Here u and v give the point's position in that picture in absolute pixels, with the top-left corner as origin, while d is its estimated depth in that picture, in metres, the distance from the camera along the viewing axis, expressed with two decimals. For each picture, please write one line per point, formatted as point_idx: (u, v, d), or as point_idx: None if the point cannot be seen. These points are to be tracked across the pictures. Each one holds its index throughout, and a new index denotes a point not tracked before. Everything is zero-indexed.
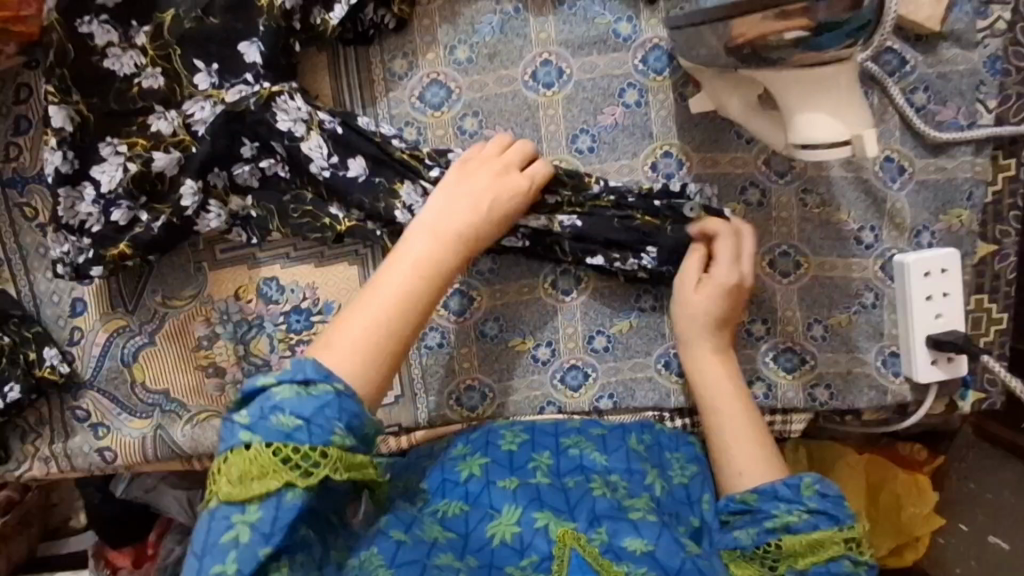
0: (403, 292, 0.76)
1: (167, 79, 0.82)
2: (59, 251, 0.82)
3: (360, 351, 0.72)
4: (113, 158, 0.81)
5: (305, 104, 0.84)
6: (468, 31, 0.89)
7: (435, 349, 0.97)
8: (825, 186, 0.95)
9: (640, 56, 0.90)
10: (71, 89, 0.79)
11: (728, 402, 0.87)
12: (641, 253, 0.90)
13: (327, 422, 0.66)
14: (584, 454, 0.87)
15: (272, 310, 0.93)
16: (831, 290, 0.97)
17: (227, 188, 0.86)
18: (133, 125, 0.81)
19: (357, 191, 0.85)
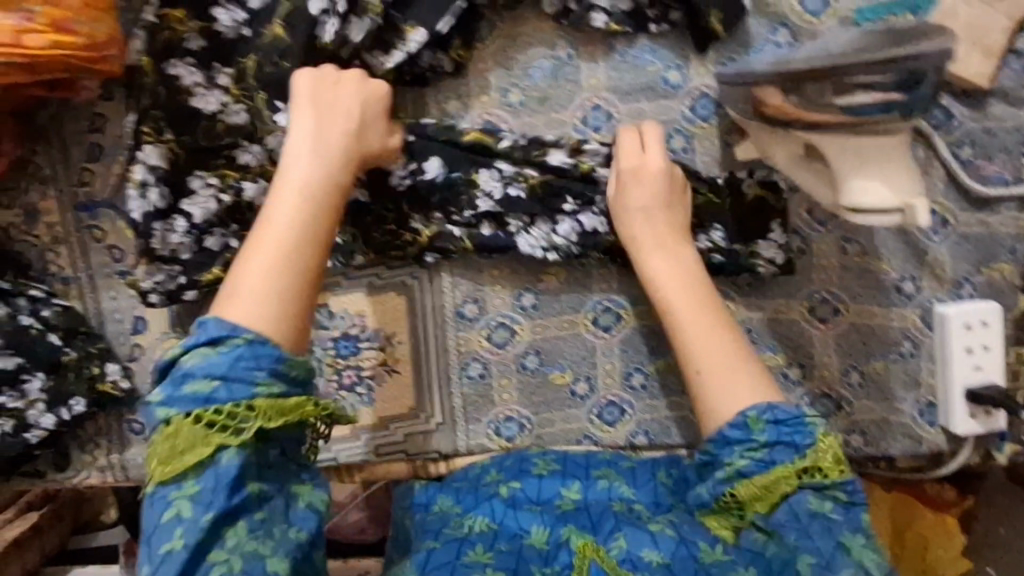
0: (293, 223, 0.72)
1: (250, 116, 0.85)
2: (150, 283, 0.86)
3: (272, 290, 0.68)
4: (205, 191, 0.85)
5: None
6: (521, 75, 0.92)
7: (477, 379, 1.00)
8: (867, 236, 0.96)
9: (687, 104, 0.93)
10: (165, 128, 0.83)
11: (700, 322, 0.82)
12: (707, 231, 0.93)
13: (247, 373, 0.63)
14: (613, 487, 0.88)
15: (322, 336, 0.98)
16: (869, 338, 0.98)
17: None
18: (221, 158, 0.85)
19: (438, 191, 0.91)
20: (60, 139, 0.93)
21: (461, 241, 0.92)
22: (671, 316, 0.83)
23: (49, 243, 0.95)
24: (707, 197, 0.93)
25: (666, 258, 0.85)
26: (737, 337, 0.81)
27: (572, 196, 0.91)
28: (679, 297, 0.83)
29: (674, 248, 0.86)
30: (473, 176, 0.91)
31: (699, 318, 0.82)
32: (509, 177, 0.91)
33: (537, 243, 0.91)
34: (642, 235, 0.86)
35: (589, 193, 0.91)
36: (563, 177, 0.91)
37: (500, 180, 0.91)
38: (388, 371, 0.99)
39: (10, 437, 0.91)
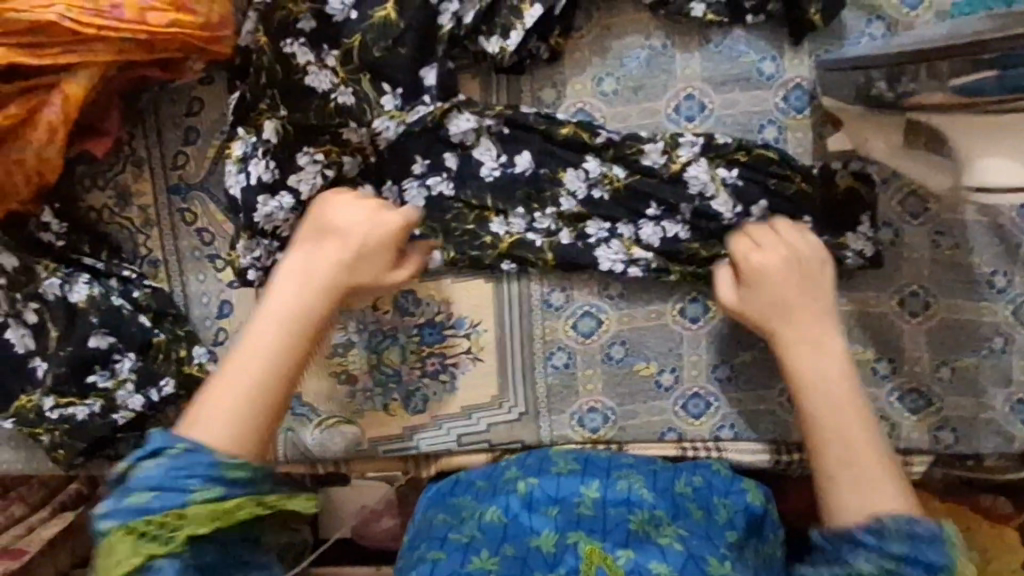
0: (274, 351, 0.78)
1: (358, 99, 0.87)
2: (250, 258, 0.88)
3: (227, 415, 0.74)
4: (311, 166, 0.87)
5: (472, 114, 0.91)
6: (616, 64, 0.93)
7: (561, 369, 0.99)
8: (958, 230, 0.95)
9: (781, 95, 0.93)
10: (280, 105, 0.85)
11: (849, 409, 0.81)
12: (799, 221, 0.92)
13: (181, 482, 0.70)
14: (632, 488, 0.86)
15: (407, 323, 0.98)
16: (959, 332, 0.97)
17: (397, 202, 0.92)
18: (326, 135, 0.86)
19: (526, 184, 0.92)
20: (158, 122, 0.94)
21: (543, 252, 0.93)
22: (810, 402, 0.82)
23: (141, 226, 0.95)
24: (799, 185, 0.91)
25: (823, 364, 0.83)
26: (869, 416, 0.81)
27: (658, 199, 0.92)
28: (832, 381, 0.82)
29: (809, 309, 0.84)
30: (560, 175, 0.92)
31: (836, 387, 0.82)
32: (594, 179, 0.92)
33: (616, 258, 0.93)
34: (774, 291, 0.84)
35: (676, 197, 0.91)
36: (649, 177, 0.91)
37: (585, 180, 0.92)
38: (472, 360, 0.99)
39: (101, 418, 0.91)
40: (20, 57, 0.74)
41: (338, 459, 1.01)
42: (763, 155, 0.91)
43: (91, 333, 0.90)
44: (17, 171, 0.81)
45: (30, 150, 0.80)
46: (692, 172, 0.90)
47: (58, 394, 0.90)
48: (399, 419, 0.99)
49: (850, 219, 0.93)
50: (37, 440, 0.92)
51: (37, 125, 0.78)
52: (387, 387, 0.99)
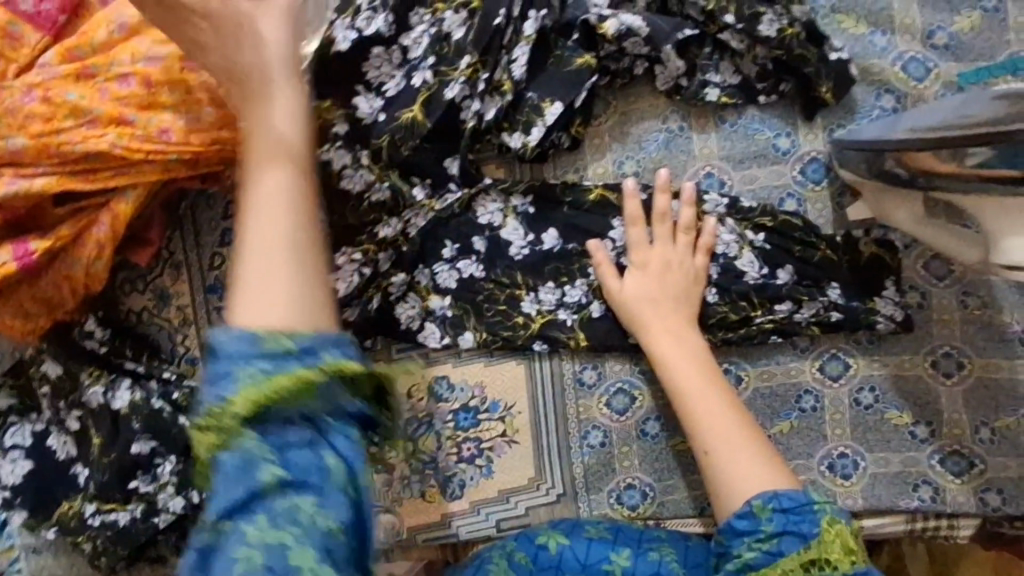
0: (283, 204, 0.62)
1: (392, 192, 0.91)
2: None
3: (265, 303, 0.57)
4: (348, 265, 0.90)
5: (499, 195, 0.95)
6: (636, 148, 0.96)
7: (598, 448, 0.98)
8: (986, 289, 0.96)
9: (798, 168, 0.95)
10: (319, 208, 0.88)
11: (712, 405, 0.86)
12: (826, 289, 0.94)
13: (230, 366, 0.54)
14: (664, 560, 0.83)
15: (442, 408, 0.98)
16: (997, 391, 0.97)
17: (429, 285, 0.96)
18: (364, 234, 0.90)
19: (555, 260, 0.96)
20: (195, 225, 0.97)
21: (575, 333, 0.96)
22: (686, 403, 0.87)
23: (178, 326, 0.97)
24: (823, 252, 0.94)
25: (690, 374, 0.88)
26: (738, 408, 0.86)
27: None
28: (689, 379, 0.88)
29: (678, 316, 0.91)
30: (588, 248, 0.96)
31: (697, 379, 0.87)
32: (621, 247, 0.96)
33: None
34: (642, 308, 0.91)
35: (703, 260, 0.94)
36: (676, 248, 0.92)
37: (614, 250, 0.95)
38: (507, 442, 0.99)
39: (142, 522, 0.91)
40: (72, 181, 0.79)
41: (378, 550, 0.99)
42: (788, 223, 0.94)
43: (134, 439, 0.91)
44: (64, 284, 0.84)
45: (79, 264, 0.83)
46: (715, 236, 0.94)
47: (100, 500, 0.90)
48: (438, 505, 0.99)
49: (875, 285, 0.95)
50: (79, 548, 0.92)
51: (87, 239, 0.82)
52: (424, 474, 0.99)
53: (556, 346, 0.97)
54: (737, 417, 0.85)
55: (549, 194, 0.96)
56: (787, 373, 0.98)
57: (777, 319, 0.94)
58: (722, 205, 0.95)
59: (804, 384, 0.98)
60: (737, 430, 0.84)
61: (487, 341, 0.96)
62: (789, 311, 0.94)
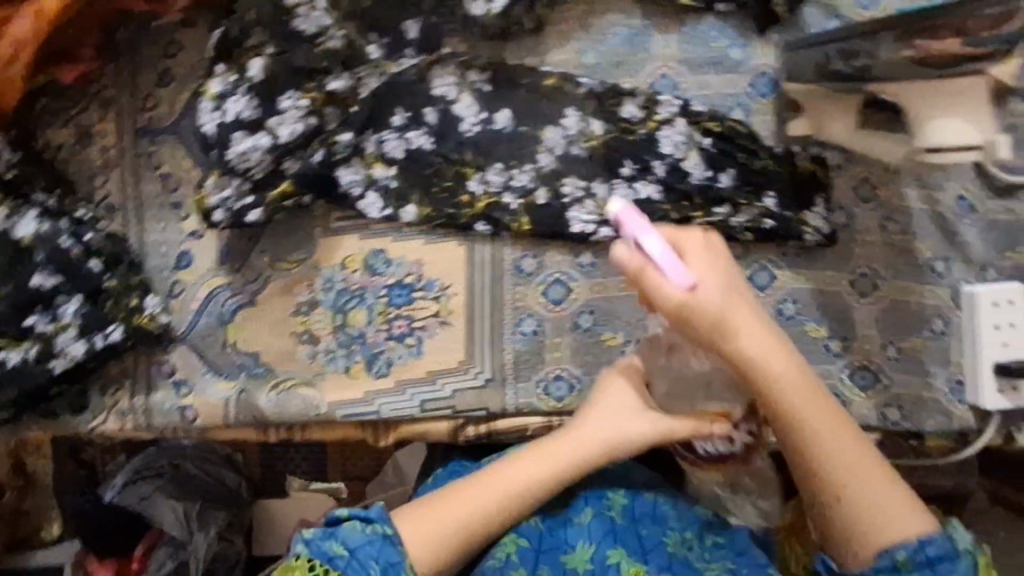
0: (499, 497, 0.82)
1: (346, 42, 0.87)
2: (218, 197, 0.86)
3: (433, 543, 0.78)
4: (293, 111, 0.85)
5: (458, 68, 0.94)
6: (597, 40, 0.97)
7: (530, 335, 0.98)
8: (905, 217, 1.02)
9: (749, 80, 0.98)
10: (267, 43, 0.84)
11: (831, 435, 0.75)
12: (762, 197, 0.97)
13: (366, 559, 0.71)
14: (656, 504, 0.92)
15: (377, 283, 0.96)
16: (905, 313, 1.03)
17: (376, 154, 0.93)
18: (314, 81, 0.86)
19: (506, 141, 0.95)
20: (128, 59, 0.91)
21: (519, 216, 0.95)
22: (807, 453, 0.75)
23: (100, 167, 0.91)
24: (764, 161, 0.97)
25: (822, 420, 0.75)
26: (848, 423, 0.76)
27: (633, 158, 0.96)
28: (829, 451, 0.75)
29: (767, 346, 0.74)
30: (540, 133, 0.95)
31: (815, 415, 0.74)
32: (572, 136, 0.95)
33: (589, 219, 0.96)
34: (725, 312, 0.72)
35: (650, 156, 0.96)
36: (628, 133, 0.96)
37: (565, 138, 0.95)
38: (440, 323, 0.97)
39: (36, 364, 0.84)
40: None
41: (295, 424, 0.96)
42: (736, 129, 0.97)
43: (36, 270, 0.84)
44: None
45: None
46: (666, 133, 0.96)
47: None
48: (362, 382, 0.96)
49: (809, 199, 0.99)
50: None
51: (2, 38, 0.75)
52: (351, 349, 0.96)
53: (497, 229, 0.96)
54: (879, 463, 0.75)
55: (507, 75, 0.95)
56: None
57: (715, 222, 0.96)
58: (675, 106, 0.96)
59: None
60: (876, 472, 0.75)
61: (430, 217, 0.94)
62: (727, 215, 0.96)
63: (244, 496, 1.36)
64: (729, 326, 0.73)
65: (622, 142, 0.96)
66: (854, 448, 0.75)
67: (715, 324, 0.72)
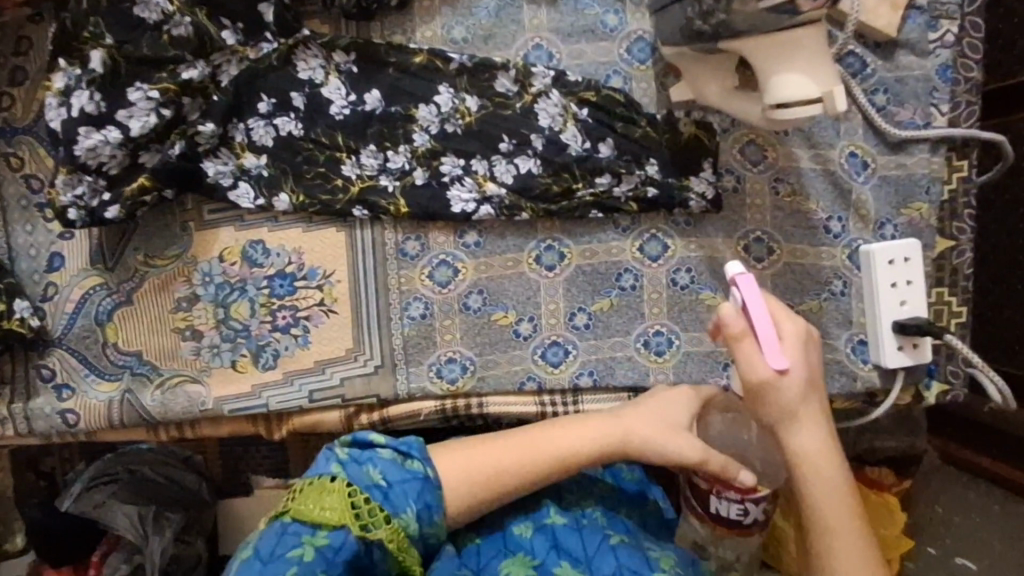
0: (527, 477, 0.82)
1: (195, 29, 0.85)
2: (71, 196, 0.84)
3: (463, 483, 0.79)
4: (142, 103, 0.84)
5: (321, 50, 0.92)
6: (466, 13, 0.95)
7: (418, 320, 0.97)
8: (797, 177, 1.00)
9: (624, 46, 0.96)
10: (104, 33, 0.82)
11: (853, 538, 0.76)
12: (644, 164, 0.96)
13: (406, 487, 0.72)
14: (588, 510, 0.87)
15: (257, 274, 0.94)
16: (802, 276, 1.02)
17: (244, 143, 0.92)
18: (164, 71, 0.84)
19: (377, 122, 0.93)
20: None
21: (396, 199, 0.94)
22: (825, 538, 0.76)
23: None
24: (643, 129, 0.96)
25: (839, 514, 0.77)
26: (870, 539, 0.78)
27: (509, 133, 0.94)
28: (849, 553, 0.76)
29: (819, 432, 0.79)
30: (412, 112, 0.93)
31: (841, 510, 0.77)
32: (445, 113, 0.94)
33: (469, 196, 0.94)
34: (798, 401, 0.78)
35: (526, 130, 0.94)
36: (503, 107, 0.94)
37: (438, 116, 0.94)
38: (325, 312, 0.95)
39: None
40: None
41: (183, 421, 0.95)
42: (613, 97, 0.95)
43: None
44: None
45: None
46: (541, 106, 0.94)
47: None
48: (249, 375, 0.95)
49: (692, 164, 0.97)
50: None
51: None
52: (235, 343, 0.95)
53: (373, 213, 0.94)
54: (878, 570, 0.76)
55: (373, 54, 0.93)
56: (608, 250, 0.99)
57: (597, 192, 0.95)
58: (548, 78, 0.94)
59: (624, 262, 0.99)
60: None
61: (304, 204, 0.93)
62: (608, 184, 0.95)
63: (206, 496, 1.33)
64: (797, 417, 0.78)
65: (497, 117, 0.94)
66: (862, 550, 0.76)
67: (787, 410, 0.78)
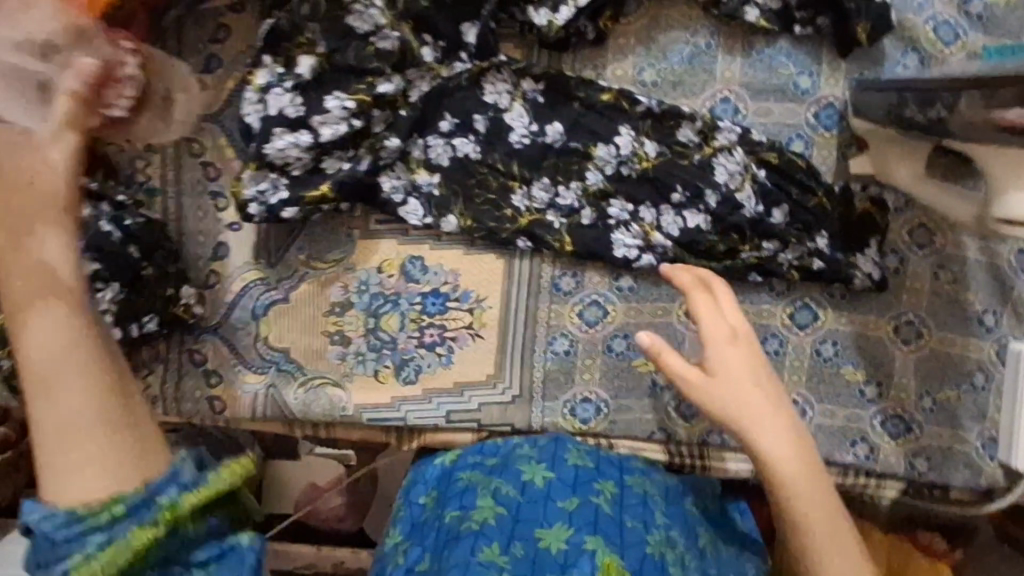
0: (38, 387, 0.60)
1: (401, 43, 0.83)
2: (255, 190, 0.84)
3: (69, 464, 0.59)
4: (338, 112, 0.82)
5: (511, 76, 0.91)
6: (659, 56, 0.93)
7: (561, 355, 0.97)
8: (959, 266, 0.99)
9: (813, 111, 0.94)
10: (318, 40, 0.81)
11: (833, 534, 0.73)
12: (815, 237, 0.94)
13: None
14: (648, 495, 0.88)
15: (411, 289, 0.94)
16: (945, 365, 1.01)
17: (420, 160, 0.91)
18: (363, 82, 0.83)
19: (555, 156, 0.91)
20: (178, 40, 0.89)
21: (562, 236, 0.93)
22: (809, 546, 0.73)
23: (141, 150, 0.90)
24: (820, 199, 0.93)
25: (818, 508, 0.74)
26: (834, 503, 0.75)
27: (685, 184, 0.92)
28: (833, 549, 0.73)
29: (782, 420, 0.75)
30: (591, 150, 0.91)
31: (815, 497, 0.74)
32: (624, 156, 0.92)
33: (632, 242, 0.93)
34: (735, 397, 0.75)
35: (703, 184, 0.92)
36: (682, 158, 0.92)
37: (617, 157, 0.92)
38: (472, 335, 0.96)
39: None
40: None
41: (320, 422, 0.96)
42: (795, 162, 0.93)
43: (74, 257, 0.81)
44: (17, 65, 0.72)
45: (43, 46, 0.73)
46: (722, 161, 0.92)
47: None
48: (389, 387, 0.96)
49: (861, 242, 0.95)
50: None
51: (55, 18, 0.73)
52: (381, 353, 0.95)
53: (535, 245, 0.93)
54: (853, 536, 0.74)
55: (563, 87, 0.91)
56: (758, 314, 0.98)
57: (761, 256, 0.93)
58: (734, 134, 0.92)
59: (772, 327, 0.99)
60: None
61: (471, 229, 0.92)
62: (774, 250, 0.93)
63: None
64: (746, 428, 0.75)
65: (675, 166, 0.92)
66: (849, 556, 0.73)
67: (734, 413, 0.75)
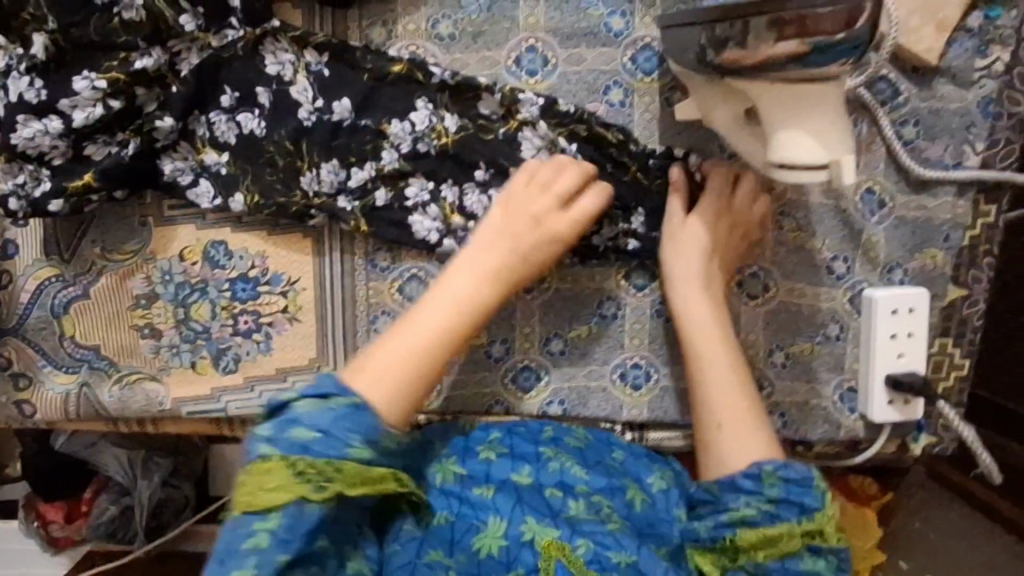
0: None
1: (150, 14, 0.78)
2: (12, 184, 0.78)
3: None
4: (89, 93, 0.77)
5: (293, 45, 0.84)
6: (454, 6, 0.86)
7: (384, 334, 0.92)
8: (803, 212, 0.93)
9: (629, 54, 0.87)
10: (48, 16, 0.76)
11: (727, 392, 0.83)
12: (630, 215, 0.89)
13: (345, 435, 0.63)
14: (565, 469, 0.81)
15: (217, 276, 0.90)
16: (797, 316, 0.95)
17: (206, 140, 0.85)
18: (114, 59, 0.78)
19: (349, 134, 0.85)
20: None
21: (356, 219, 0.86)
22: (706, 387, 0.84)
23: None
24: (633, 175, 0.88)
25: (724, 368, 0.84)
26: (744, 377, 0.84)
27: (489, 160, 0.86)
28: (726, 399, 0.82)
29: (715, 281, 0.87)
30: (384, 128, 0.85)
31: (723, 359, 0.84)
32: (421, 132, 0.85)
33: (432, 228, 0.87)
34: (689, 254, 0.87)
35: (508, 161, 0.86)
36: (485, 127, 0.86)
37: (412, 135, 0.85)
38: (288, 319, 0.91)
39: None
40: None
41: (141, 418, 0.93)
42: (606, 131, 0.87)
43: None
44: None
45: None
46: (526, 136, 0.86)
47: None
48: (209, 378, 0.92)
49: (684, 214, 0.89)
50: None
51: None
52: (195, 345, 0.91)
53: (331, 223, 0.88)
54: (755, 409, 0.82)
55: (348, 57, 0.84)
56: (591, 277, 0.93)
57: None
58: (536, 107, 0.85)
59: (607, 291, 0.93)
60: (749, 421, 0.81)
61: (259, 205, 0.85)
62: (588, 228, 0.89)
63: None
64: (675, 277, 0.87)
65: (477, 141, 0.85)
66: (749, 418, 0.81)
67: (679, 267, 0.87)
